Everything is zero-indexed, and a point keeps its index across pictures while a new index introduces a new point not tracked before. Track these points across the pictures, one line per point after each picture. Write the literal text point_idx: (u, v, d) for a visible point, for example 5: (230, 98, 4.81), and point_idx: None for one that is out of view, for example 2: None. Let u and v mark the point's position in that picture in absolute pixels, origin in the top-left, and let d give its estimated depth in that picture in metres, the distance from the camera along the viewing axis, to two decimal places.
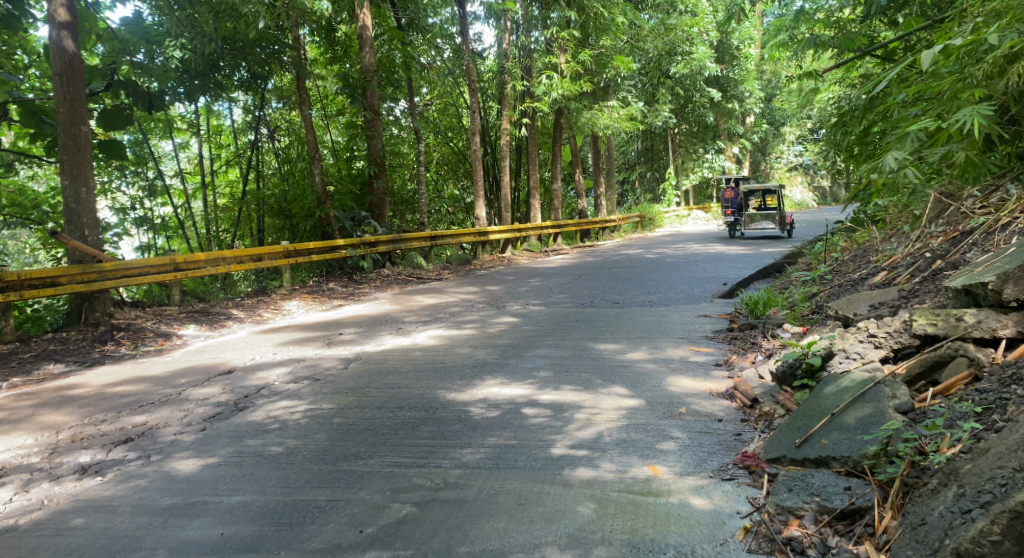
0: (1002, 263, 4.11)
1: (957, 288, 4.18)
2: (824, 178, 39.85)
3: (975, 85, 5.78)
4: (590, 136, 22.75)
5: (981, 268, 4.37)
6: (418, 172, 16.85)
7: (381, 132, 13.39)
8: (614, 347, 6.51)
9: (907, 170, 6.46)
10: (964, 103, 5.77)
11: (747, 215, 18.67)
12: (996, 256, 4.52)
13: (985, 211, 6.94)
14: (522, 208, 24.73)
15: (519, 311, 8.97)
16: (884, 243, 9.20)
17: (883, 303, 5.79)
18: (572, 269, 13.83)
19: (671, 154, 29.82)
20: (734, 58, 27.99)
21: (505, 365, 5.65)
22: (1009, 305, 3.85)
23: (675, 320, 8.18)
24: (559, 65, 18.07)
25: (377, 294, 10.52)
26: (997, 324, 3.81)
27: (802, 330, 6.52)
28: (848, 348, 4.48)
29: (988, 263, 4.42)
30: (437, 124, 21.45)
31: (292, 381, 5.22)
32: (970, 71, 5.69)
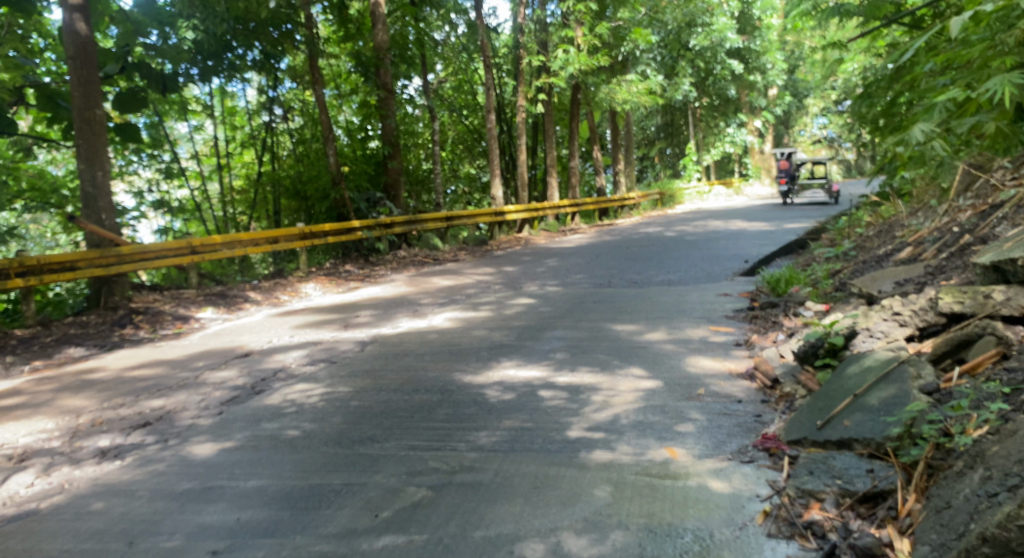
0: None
1: (985, 264, 4.08)
2: (845, 152, 39.35)
3: (1006, 53, 5.67)
4: (607, 112, 22.56)
5: (1011, 243, 4.26)
6: (434, 152, 16.82)
7: (396, 111, 13.34)
8: (632, 328, 6.47)
9: (933, 142, 6.35)
10: (994, 72, 5.64)
11: (799, 184, 21.17)
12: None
13: (1015, 183, 6.84)
14: (539, 187, 24.61)
15: (536, 292, 8.93)
16: (908, 218, 9.07)
17: (908, 280, 5.69)
18: (590, 248, 13.76)
19: (690, 130, 29.52)
20: (754, 30, 27.58)
21: (522, 347, 5.63)
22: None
23: (694, 299, 8.11)
24: (575, 40, 17.87)
25: (394, 276, 10.53)
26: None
27: (823, 309, 6.44)
28: (872, 327, 4.42)
29: (1019, 238, 4.31)
30: (453, 103, 21.35)
31: (308, 364, 5.24)
32: (1001, 39, 5.56)
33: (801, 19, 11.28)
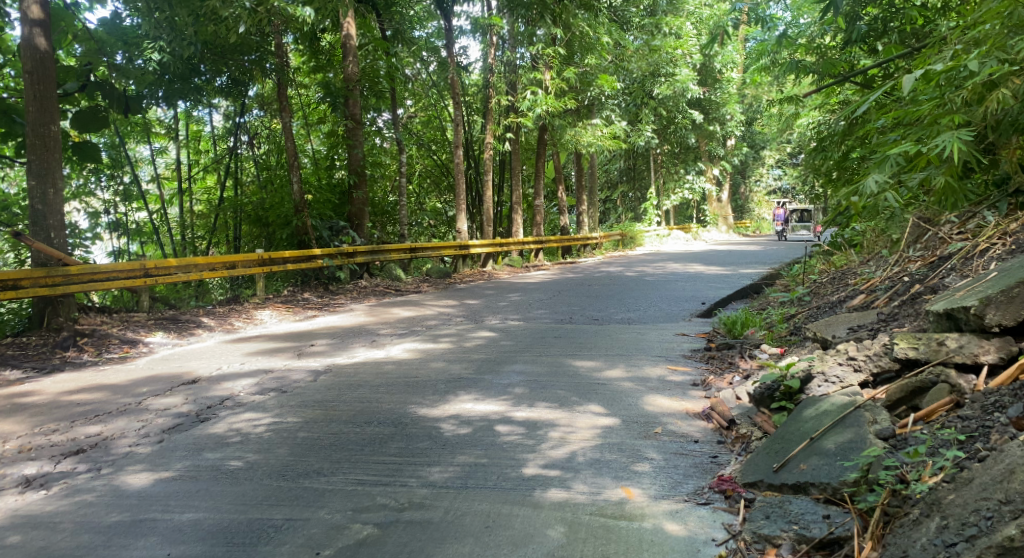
0: (984, 287, 4.05)
1: (938, 311, 4.12)
2: (800, 202, 40.54)
3: (956, 112, 5.92)
4: (574, 153, 22.85)
5: (963, 292, 4.32)
6: (399, 184, 16.79)
7: (362, 142, 13.34)
8: (591, 364, 6.41)
9: (886, 194, 6.55)
10: (944, 128, 5.83)
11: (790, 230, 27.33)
12: (978, 281, 4.47)
13: (963, 236, 7.13)
14: (504, 223, 24.72)
15: (497, 326, 8.86)
16: (862, 267, 9.28)
17: (862, 326, 5.78)
18: (552, 285, 13.77)
19: (653, 174, 30.02)
20: (716, 81, 28.26)
21: (480, 381, 5.54)
22: (992, 330, 3.79)
23: (654, 338, 8.12)
24: (545, 82, 18.14)
25: (353, 306, 10.39)
26: (979, 349, 3.74)
27: (780, 352, 6.51)
28: (827, 371, 4.44)
29: (970, 287, 4.37)
30: (421, 137, 21.40)
31: (257, 393, 5.08)
32: (950, 97, 5.79)
33: (761, 72, 11.59)
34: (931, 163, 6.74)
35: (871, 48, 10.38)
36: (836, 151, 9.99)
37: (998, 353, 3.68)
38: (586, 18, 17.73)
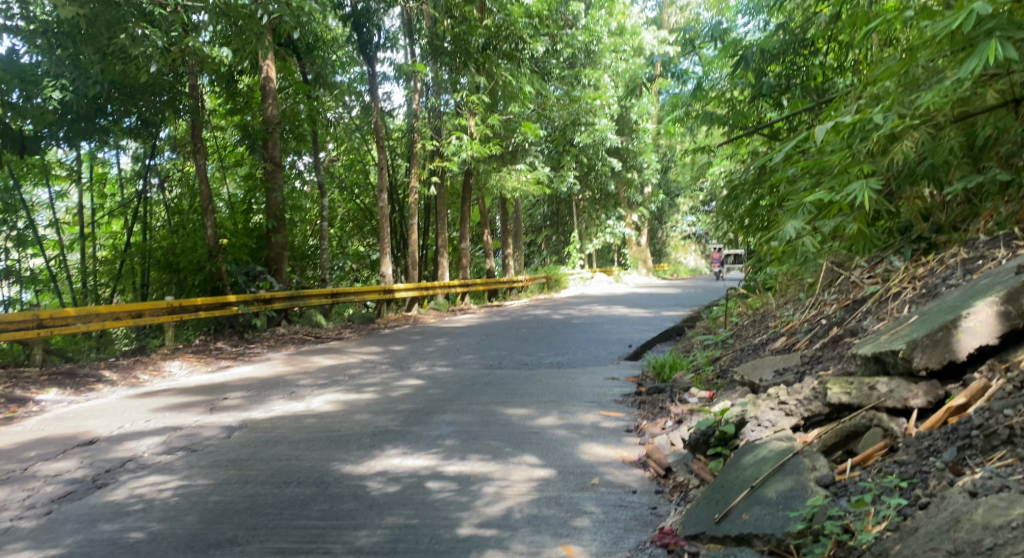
0: (909, 331, 4.09)
1: (866, 355, 4.15)
2: (714, 247, 41.92)
3: (864, 161, 6.57)
4: (499, 198, 22.92)
5: (888, 336, 4.37)
6: (320, 228, 16.44)
7: (281, 186, 13.01)
8: (523, 413, 6.23)
9: (803, 239, 6.74)
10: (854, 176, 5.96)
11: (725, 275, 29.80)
12: (900, 324, 4.54)
13: (874, 281, 7.44)
14: (429, 267, 24.49)
15: (424, 374, 8.60)
16: (781, 309, 9.49)
17: (788, 369, 5.82)
18: (479, 330, 13.59)
19: (575, 219, 30.39)
20: (634, 131, 29.05)
21: (409, 433, 5.29)
22: (919, 374, 3.82)
23: (584, 383, 8.01)
24: (469, 127, 18.18)
25: (270, 355, 9.95)
26: (908, 393, 3.76)
27: (710, 396, 6.50)
28: (760, 416, 4.42)
29: (894, 330, 4.43)
30: (342, 181, 21.07)
31: (163, 453, 4.71)
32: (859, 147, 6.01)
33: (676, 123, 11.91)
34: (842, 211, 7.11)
35: (778, 102, 10.80)
36: (748, 198, 10.22)
37: (927, 397, 3.70)
38: (509, 68, 17.93)
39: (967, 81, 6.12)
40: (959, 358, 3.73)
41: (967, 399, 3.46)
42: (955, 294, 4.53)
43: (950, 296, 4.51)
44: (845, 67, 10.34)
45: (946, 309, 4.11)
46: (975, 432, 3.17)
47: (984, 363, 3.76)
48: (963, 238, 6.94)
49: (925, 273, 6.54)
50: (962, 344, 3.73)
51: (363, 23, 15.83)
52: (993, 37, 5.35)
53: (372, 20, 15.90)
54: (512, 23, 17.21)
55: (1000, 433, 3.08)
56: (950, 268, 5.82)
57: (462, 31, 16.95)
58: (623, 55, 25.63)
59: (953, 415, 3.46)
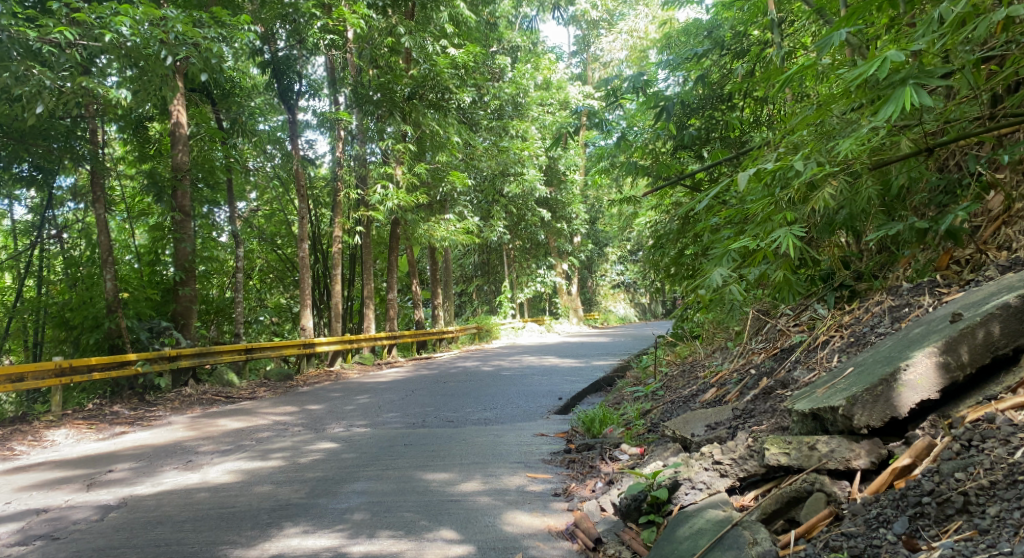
0: (847, 385, 3.89)
1: (803, 411, 3.91)
2: (642, 294, 42.36)
3: (785, 209, 6.60)
4: (427, 248, 22.58)
5: (823, 389, 4.14)
6: (237, 280, 15.83)
7: (192, 235, 12.47)
8: (445, 478, 5.91)
9: (731, 287, 6.68)
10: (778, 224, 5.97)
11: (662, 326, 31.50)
12: (835, 375, 4.32)
13: (800, 329, 7.45)
14: (354, 318, 23.87)
15: (341, 435, 8.19)
16: (710, 358, 9.31)
17: (720, 423, 5.58)
18: (405, 383, 13.15)
19: (506, 268, 30.20)
20: (562, 182, 29.27)
21: (313, 507, 5.01)
22: (861, 432, 3.64)
23: (512, 440, 7.66)
24: (396, 176, 17.78)
25: (172, 418, 9.36)
26: (850, 453, 3.59)
27: (640, 452, 6.30)
28: (694, 477, 4.31)
29: (828, 382, 4.20)
30: (263, 231, 20.47)
31: (20, 543, 4.49)
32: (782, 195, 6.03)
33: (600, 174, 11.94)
34: (766, 259, 7.08)
35: (699, 154, 10.94)
36: (673, 248, 10.35)
37: (870, 458, 3.54)
38: (436, 117, 17.73)
39: (880, 129, 6.17)
40: (900, 414, 3.60)
41: (912, 460, 3.41)
42: (888, 341, 4.37)
43: (883, 345, 4.35)
44: (760, 121, 10.51)
45: (883, 360, 3.92)
46: (926, 500, 3.23)
47: (925, 418, 3.64)
48: (885, 285, 6.96)
49: (851, 321, 6.44)
50: (904, 399, 3.60)
51: (284, 71, 15.52)
52: (907, 82, 5.32)
53: (293, 68, 15.59)
54: (438, 73, 17.08)
55: (953, 501, 3.17)
56: (876, 315, 5.67)
57: (387, 80, 16.82)
58: (550, 108, 25.94)
59: (899, 477, 3.41)
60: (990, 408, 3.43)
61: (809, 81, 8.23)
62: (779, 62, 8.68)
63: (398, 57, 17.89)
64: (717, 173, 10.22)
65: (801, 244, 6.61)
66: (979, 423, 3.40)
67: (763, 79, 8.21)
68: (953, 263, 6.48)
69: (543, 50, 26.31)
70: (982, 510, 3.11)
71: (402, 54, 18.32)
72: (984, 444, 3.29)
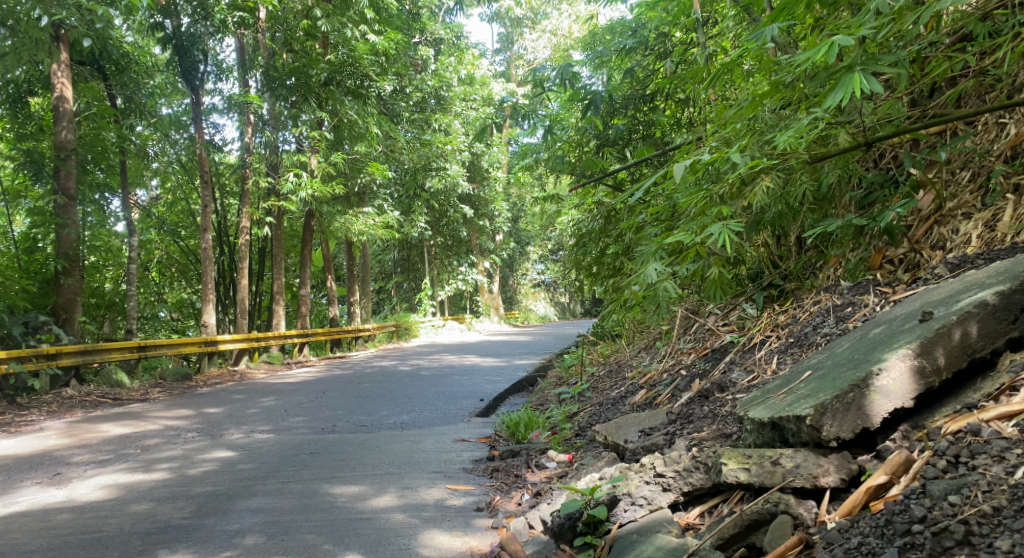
0: (811, 392, 3.72)
1: (761, 419, 3.79)
2: (563, 294, 42.24)
3: (720, 204, 6.24)
4: (344, 242, 21.72)
5: (782, 394, 3.94)
6: (129, 272, 14.96)
7: (76, 223, 11.92)
8: (355, 492, 5.52)
9: (666, 284, 6.28)
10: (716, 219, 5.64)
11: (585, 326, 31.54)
12: (790, 379, 4.10)
13: (729, 328, 7.14)
14: (263, 315, 22.86)
15: (239, 443, 7.68)
16: (638, 358, 8.93)
17: (654, 428, 5.17)
18: (317, 384, 12.49)
19: (426, 265, 29.55)
20: (485, 179, 28.82)
21: (199, 531, 4.85)
22: (829, 444, 3.50)
23: (430, 447, 7.14)
24: (309, 164, 16.92)
25: (46, 425, 8.98)
26: (818, 470, 3.42)
27: (569, 459, 5.93)
28: (634, 492, 3.96)
29: (786, 386, 4.00)
30: (163, 220, 19.39)
31: None
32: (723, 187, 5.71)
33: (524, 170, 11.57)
34: (699, 255, 6.72)
35: (622, 154, 10.63)
36: (595, 248, 10.08)
37: (840, 475, 3.39)
38: (354, 106, 17.04)
39: (820, 120, 5.82)
40: (871, 424, 3.48)
41: (889, 477, 3.25)
42: (844, 343, 4.19)
43: (839, 347, 4.13)
44: (683, 122, 10.26)
45: (847, 363, 3.78)
46: (917, 528, 2.97)
47: (896, 427, 3.54)
48: (816, 286, 6.61)
49: (787, 321, 6.09)
50: (875, 406, 3.49)
51: (188, 47, 14.53)
52: (854, 68, 4.84)
53: (198, 45, 14.64)
54: (357, 59, 16.36)
55: (952, 531, 2.89)
56: (818, 313, 5.33)
57: (301, 64, 15.91)
58: (473, 103, 25.50)
59: (874, 496, 3.25)
60: (972, 418, 3.29)
61: (737, 82, 8.01)
62: (704, 61, 8.33)
63: (315, 42, 17.07)
64: (639, 173, 9.88)
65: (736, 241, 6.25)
66: (963, 435, 3.24)
67: (692, 76, 7.93)
68: (886, 262, 6.07)
69: (466, 44, 25.86)
70: (987, 542, 2.82)
71: (319, 38, 17.48)
72: (975, 461, 3.10)
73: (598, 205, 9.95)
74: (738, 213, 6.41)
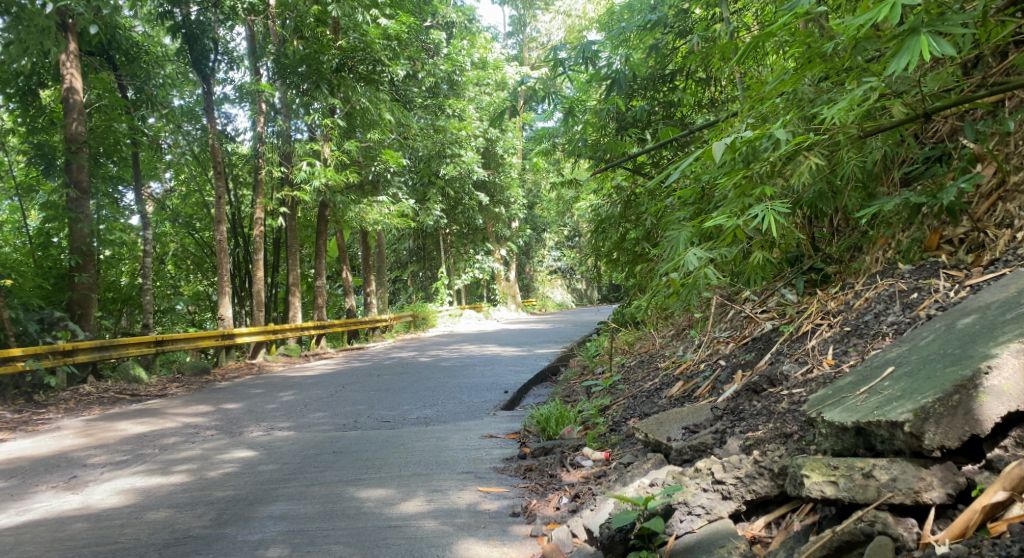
0: (903, 391, 3.57)
1: (844, 424, 3.59)
2: (579, 281, 41.91)
3: (761, 184, 5.78)
4: (360, 232, 21.43)
5: (862, 394, 3.79)
6: (146, 265, 14.74)
7: (89, 216, 11.69)
8: (382, 495, 5.23)
9: (706, 270, 5.83)
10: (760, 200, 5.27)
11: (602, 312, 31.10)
12: (875, 372, 3.98)
13: (769, 315, 6.68)
14: (279, 306, 22.61)
15: (260, 441, 7.40)
16: (670, 347, 8.50)
17: (700, 426, 4.82)
18: (338, 376, 12.22)
19: (442, 254, 29.21)
20: (499, 165, 28.46)
21: (219, 542, 4.57)
22: (932, 455, 3.31)
23: (456, 443, 6.82)
24: (323, 153, 16.60)
25: (63, 424, 8.74)
26: (920, 484, 3.26)
27: (605, 457, 5.58)
28: (690, 500, 3.81)
29: (866, 385, 3.86)
30: (179, 213, 19.18)
31: None
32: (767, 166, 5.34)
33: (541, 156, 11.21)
34: (736, 239, 6.29)
35: (643, 136, 10.13)
36: (613, 233, 9.65)
37: (945, 490, 3.22)
38: (367, 93, 16.72)
39: (873, 91, 5.37)
40: (982, 429, 3.26)
41: (1008, 494, 3.06)
42: (930, 336, 3.98)
43: (926, 341, 3.94)
44: (704, 103, 9.87)
45: (942, 359, 3.64)
46: None
47: (1007, 433, 3.31)
48: (862, 270, 6.10)
49: (839, 308, 5.69)
50: (986, 411, 3.26)
51: (198, 36, 14.21)
52: (920, 30, 4.42)
53: (208, 33, 14.32)
54: (368, 44, 16.17)
55: None
56: (880, 300, 5.02)
57: (314, 51, 15.64)
58: (485, 89, 25.16)
59: (991, 516, 3.07)
60: None
61: (758, 62, 7.68)
62: (728, 37, 7.89)
63: (326, 28, 16.76)
64: (660, 155, 9.43)
65: (781, 223, 5.81)
66: None
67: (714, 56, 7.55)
68: (944, 243, 5.57)
69: (478, 29, 25.50)
70: None
71: (331, 24, 17.15)
72: None
73: (616, 191, 9.56)
74: (777, 193, 5.94)
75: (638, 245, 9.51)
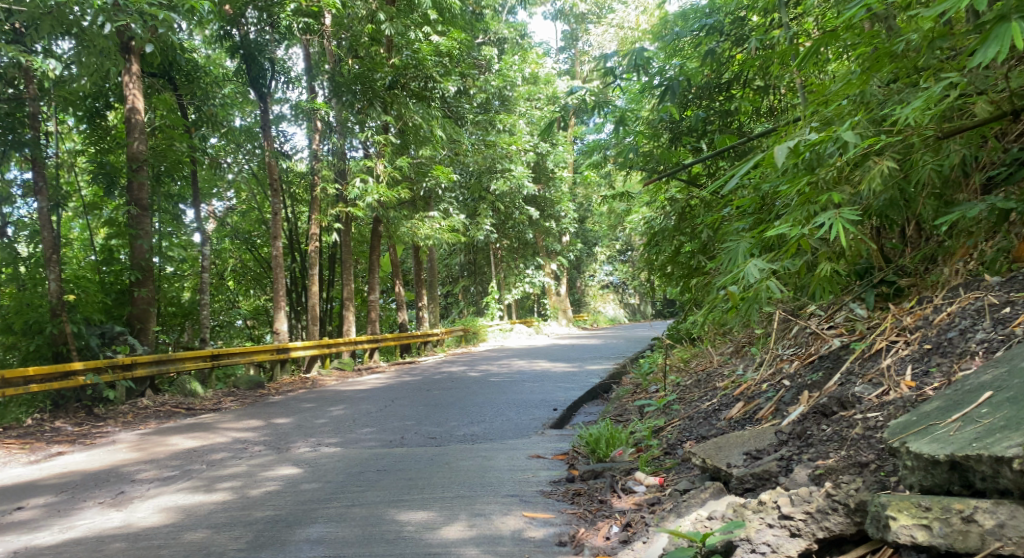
0: (1004, 420, 3.24)
1: (936, 456, 3.23)
2: (631, 295, 41.34)
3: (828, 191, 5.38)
4: (411, 247, 21.37)
5: (954, 422, 3.42)
6: (204, 281, 14.90)
7: (148, 232, 11.79)
8: (423, 518, 4.97)
9: (768, 283, 5.43)
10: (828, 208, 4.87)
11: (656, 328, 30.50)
12: (969, 395, 3.61)
13: (837, 331, 6.22)
14: (332, 320, 22.66)
15: (305, 458, 7.23)
16: (729, 365, 8.06)
17: (762, 451, 4.44)
18: (387, 391, 12.04)
19: (493, 269, 29.03)
20: (551, 179, 28.22)
21: None
22: None
23: (503, 464, 6.53)
24: (375, 169, 16.55)
25: (116, 438, 8.72)
26: None
27: (659, 483, 5.23)
28: (754, 536, 3.46)
29: (958, 411, 3.49)
30: (236, 229, 19.38)
31: None
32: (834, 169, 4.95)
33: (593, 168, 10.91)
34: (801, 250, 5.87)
35: (699, 146, 9.65)
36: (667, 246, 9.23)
37: None
38: (419, 109, 16.66)
39: (952, 88, 4.94)
40: None
41: None
42: None
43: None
44: (763, 112, 9.43)
45: None
46: None
47: None
48: (941, 282, 5.63)
49: (917, 323, 5.25)
50: None
51: (256, 56, 14.34)
52: (1010, 17, 3.99)
53: (265, 53, 14.40)
54: (420, 60, 16.13)
55: None
56: (966, 315, 4.60)
57: (366, 69, 15.64)
58: (537, 103, 24.94)
59: None
60: None
61: (814, 68, 7.30)
62: (787, 39, 7.46)
63: (380, 46, 16.81)
64: (716, 166, 9.01)
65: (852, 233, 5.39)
66: None
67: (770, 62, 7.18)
68: None
69: (530, 43, 25.34)
70: None
71: (384, 41, 17.18)
72: None
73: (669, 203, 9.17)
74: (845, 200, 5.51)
75: (694, 259, 9.09)
